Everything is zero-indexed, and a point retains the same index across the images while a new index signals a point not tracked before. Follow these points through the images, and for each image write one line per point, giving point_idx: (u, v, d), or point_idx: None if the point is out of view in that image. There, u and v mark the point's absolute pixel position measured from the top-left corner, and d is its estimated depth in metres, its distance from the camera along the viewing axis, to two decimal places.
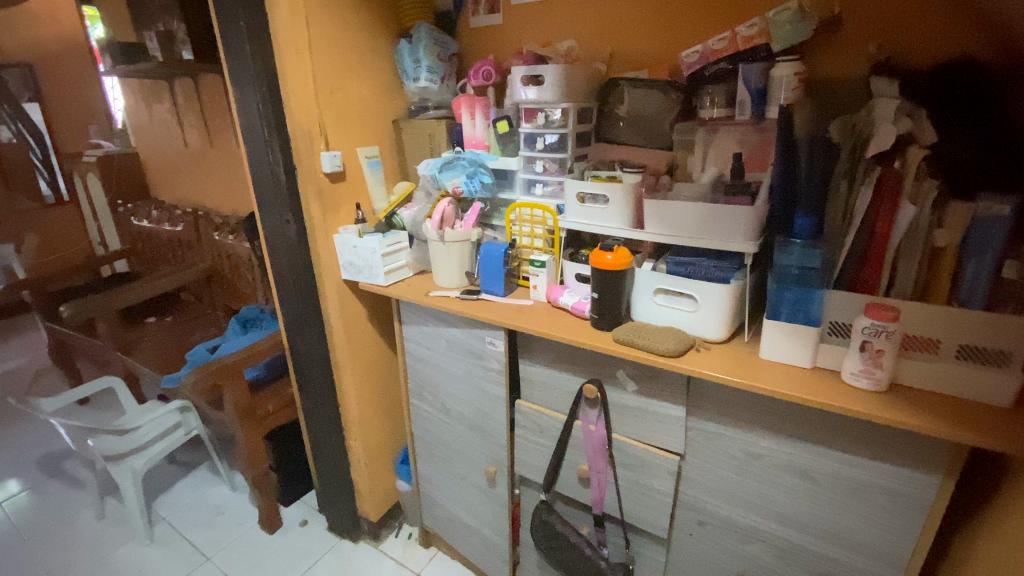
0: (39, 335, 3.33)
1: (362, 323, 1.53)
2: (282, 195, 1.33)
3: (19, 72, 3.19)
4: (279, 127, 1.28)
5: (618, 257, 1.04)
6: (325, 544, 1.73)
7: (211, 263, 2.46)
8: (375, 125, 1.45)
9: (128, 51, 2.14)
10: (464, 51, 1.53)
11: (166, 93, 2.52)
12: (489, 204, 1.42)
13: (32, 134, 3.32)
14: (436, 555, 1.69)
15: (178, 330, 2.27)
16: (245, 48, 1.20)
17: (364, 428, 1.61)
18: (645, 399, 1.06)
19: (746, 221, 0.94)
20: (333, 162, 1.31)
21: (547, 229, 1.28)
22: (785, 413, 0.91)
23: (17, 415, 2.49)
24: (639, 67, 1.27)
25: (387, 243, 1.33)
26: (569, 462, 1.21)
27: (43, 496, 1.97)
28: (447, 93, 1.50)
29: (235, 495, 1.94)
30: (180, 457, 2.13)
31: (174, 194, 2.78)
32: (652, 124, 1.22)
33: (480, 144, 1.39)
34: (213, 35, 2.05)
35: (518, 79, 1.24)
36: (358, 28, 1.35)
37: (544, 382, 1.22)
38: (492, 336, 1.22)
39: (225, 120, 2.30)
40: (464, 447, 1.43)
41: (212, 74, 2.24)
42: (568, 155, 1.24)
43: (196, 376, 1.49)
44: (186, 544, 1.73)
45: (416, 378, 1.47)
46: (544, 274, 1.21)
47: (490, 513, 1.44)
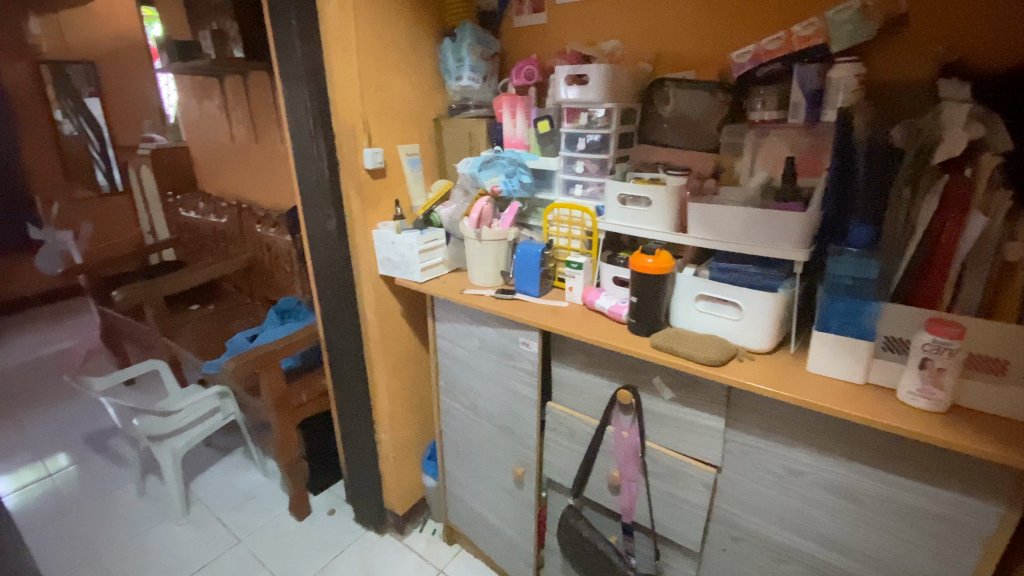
0: (89, 318, 3.51)
1: (396, 319, 1.55)
2: (324, 190, 1.36)
3: (83, 69, 3.38)
4: (325, 123, 1.31)
5: (660, 260, 1.02)
6: (351, 534, 1.76)
7: (252, 255, 2.53)
8: (416, 123, 1.47)
9: (184, 49, 2.23)
10: (507, 50, 1.53)
11: (216, 90, 2.61)
12: (527, 204, 1.41)
13: (91, 128, 3.49)
14: (459, 553, 1.69)
15: (219, 319, 2.35)
16: (296, 46, 1.22)
17: (393, 422, 1.62)
18: (681, 408, 1.03)
19: (797, 229, 0.90)
20: (375, 159, 1.33)
21: (585, 231, 1.26)
22: (831, 429, 0.87)
23: (69, 393, 2.62)
24: (685, 69, 1.24)
25: (424, 239, 1.34)
26: (600, 469, 1.20)
27: (89, 471, 2.07)
28: (488, 92, 1.50)
29: (267, 481, 1.99)
30: (217, 441, 2.20)
31: (220, 186, 2.89)
32: (697, 126, 1.20)
33: (519, 143, 1.38)
34: (262, 34, 2.11)
35: (562, 78, 1.22)
36: (404, 27, 1.36)
37: (576, 385, 1.20)
38: (526, 336, 1.21)
39: (270, 116, 2.37)
40: (493, 448, 1.42)
41: (259, 72, 2.32)
42: (609, 157, 1.22)
43: (236, 363, 1.54)
44: (219, 525, 1.79)
45: (447, 376, 1.48)
46: (581, 276, 1.20)
47: (517, 513, 1.43)
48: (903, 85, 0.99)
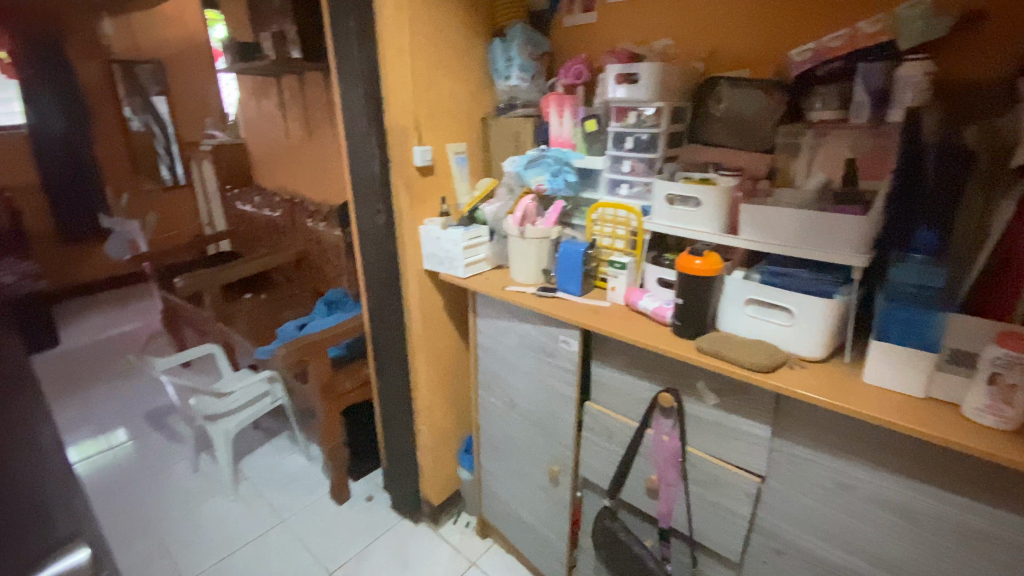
0: (152, 303, 3.73)
1: (439, 313, 1.58)
2: (375, 186, 1.41)
3: (151, 68, 3.60)
4: (377, 121, 1.36)
5: (708, 262, 1.00)
6: (387, 521, 1.81)
7: (302, 248, 2.64)
8: (464, 121, 1.50)
9: (246, 50, 2.34)
10: (556, 49, 1.53)
11: (274, 90, 2.73)
12: (571, 203, 1.42)
13: (157, 124, 3.71)
14: (491, 547, 1.71)
15: (270, 307, 2.46)
16: (354, 47, 1.28)
17: (432, 414, 1.65)
18: (725, 414, 1.01)
19: (856, 233, 0.87)
20: (424, 157, 1.36)
21: (630, 230, 1.25)
22: (885, 442, 0.84)
23: (132, 372, 2.81)
24: (739, 68, 1.22)
25: (468, 236, 1.36)
26: (638, 472, 1.20)
27: (148, 445, 2.21)
28: (536, 92, 1.50)
29: (310, 464, 2.07)
30: (265, 424, 2.31)
31: (274, 181, 3.01)
32: (750, 127, 1.16)
33: (565, 143, 1.38)
34: (319, 35, 2.20)
35: (613, 76, 1.21)
36: (456, 27, 1.39)
37: (616, 386, 1.19)
38: (566, 335, 1.22)
39: (324, 114, 2.47)
40: (529, 445, 1.43)
41: (315, 72, 2.41)
42: (658, 156, 1.21)
43: (287, 349, 1.61)
44: (265, 504, 1.88)
45: (485, 371, 1.50)
46: (624, 277, 1.19)
47: (551, 511, 1.44)
48: (975, 87, 0.93)
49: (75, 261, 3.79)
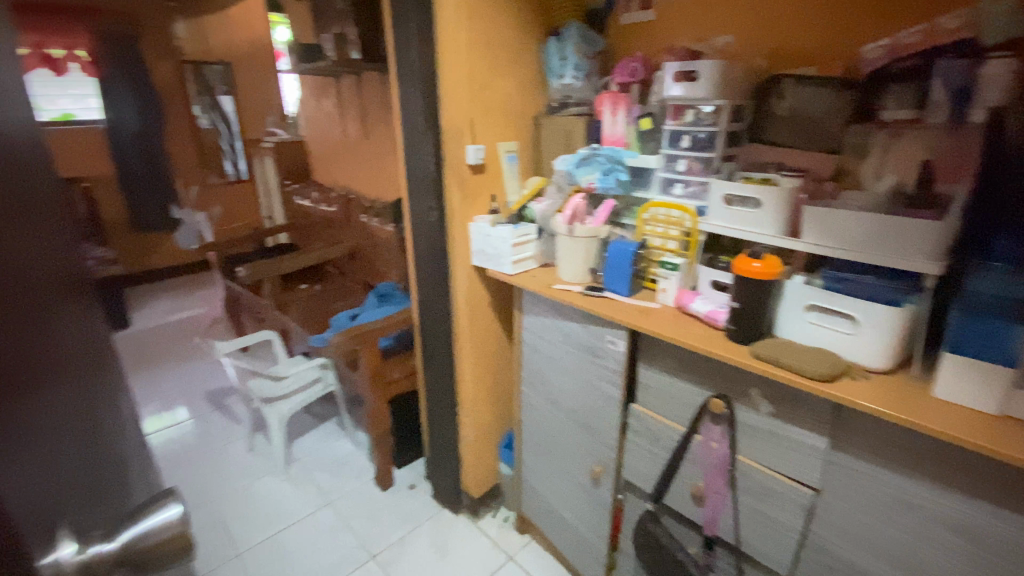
0: (214, 290, 3.97)
1: (485, 309, 1.61)
2: (429, 183, 1.45)
3: (221, 69, 3.85)
4: (433, 119, 1.39)
5: (767, 265, 0.98)
6: (428, 510, 1.86)
7: (355, 242, 2.74)
8: (517, 120, 1.51)
9: (309, 51, 2.46)
10: (612, 48, 1.52)
11: (333, 89, 2.85)
12: (622, 202, 1.41)
13: (223, 122, 3.97)
14: (529, 543, 1.73)
15: (324, 298, 2.57)
16: (414, 48, 1.31)
17: (475, 408, 1.68)
18: (778, 423, 0.98)
19: (930, 238, 0.82)
20: (477, 155, 1.39)
21: (683, 231, 1.23)
22: (952, 461, 0.79)
23: (196, 354, 2.99)
24: (803, 65, 1.18)
25: (517, 234, 1.38)
26: (683, 477, 1.18)
27: (209, 424, 2.35)
28: (589, 90, 1.49)
29: (356, 450, 2.15)
30: (316, 410, 2.42)
31: (330, 177, 3.15)
32: (816, 125, 1.12)
33: (618, 142, 1.37)
34: (378, 37, 2.28)
35: (670, 74, 1.20)
36: (513, 27, 1.41)
37: (662, 389, 1.18)
38: (613, 335, 1.21)
39: (380, 114, 2.56)
40: (572, 444, 1.43)
41: (372, 72, 2.50)
42: (716, 155, 1.18)
43: (339, 339, 1.68)
44: (313, 486, 1.96)
45: (529, 368, 1.51)
46: (676, 278, 1.18)
47: (591, 512, 1.43)
48: None
49: (148, 249, 4.07)
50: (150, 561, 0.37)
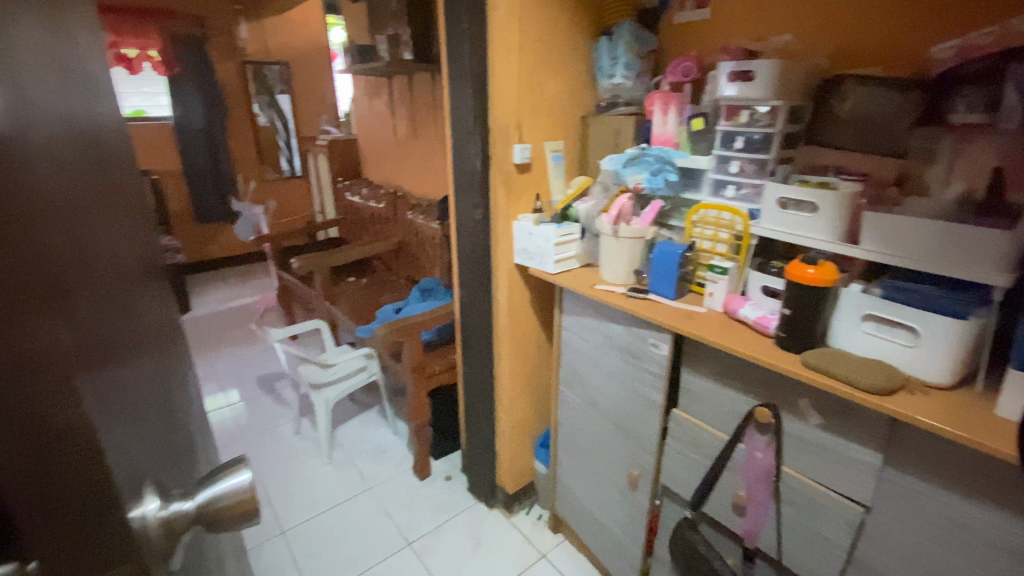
0: (268, 280, 4.17)
1: (526, 307, 1.62)
2: (475, 181, 1.47)
3: (279, 69, 4.08)
4: (482, 118, 1.41)
5: (822, 271, 0.94)
6: (463, 502, 1.89)
7: (401, 238, 2.82)
8: (565, 120, 1.52)
9: (363, 52, 2.54)
10: (664, 47, 1.50)
11: (385, 89, 2.94)
12: (669, 203, 1.39)
13: (280, 119, 4.21)
14: (563, 543, 1.73)
15: (370, 291, 2.66)
16: (465, 48, 1.34)
17: (513, 405, 1.70)
18: (829, 436, 0.95)
19: (1000, 249, 0.77)
20: (523, 154, 1.42)
21: (734, 234, 1.20)
22: (1016, 485, 0.74)
23: (250, 340, 3.16)
24: (869, 65, 1.13)
25: (560, 233, 1.38)
26: (726, 486, 1.16)
27: (260, 406, 2.48)
28: (640, 89, 1.48)
29: (396, 439, 2.22)
30: (359, 398, 2.51)
31: (380, 174, 3.26)
32: (878, 129, 1.06)
33: (667, 141, 1.35)
34: (430, 38, 2.33)
35: (725, 73, 1.17)
36: (564, 26, 1.41)
37: (705, 396, 1.15)
38: (656, 338, 1.19)
39: (429, 113, 2.62)
40: (610, 446, 1.42)
41: (423, 73, 2.57)
42: (770, 157, 1.15)
43: (384, 330, 1.73)
44: (354, 471, 2.04)
45: (568, 368, 1.51)
46: (724, 282, 1.15)
47: (627, 515, 1.42)
48: None
49: (209, 239, 4.31)
50: (220, 519, 0.41)
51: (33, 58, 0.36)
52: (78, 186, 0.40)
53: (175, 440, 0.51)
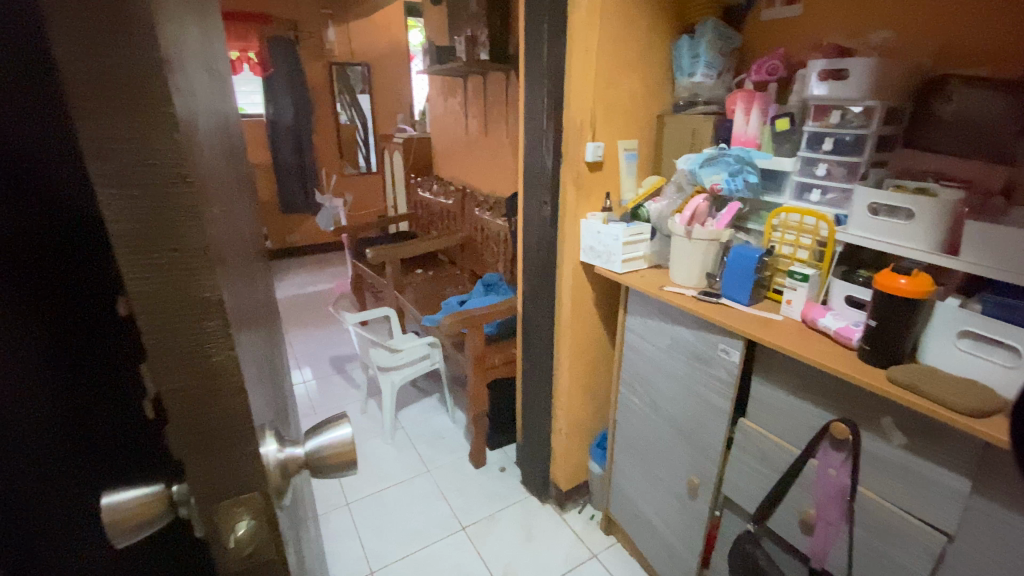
0: (341, 268, 4.42)
1: (590, 306, 1.62)
2: (546, 179, 1.50)
3: (362, 71, 4.38)
4: (557, 117, 1.43)
5: (916, 282, 0.88)
6: (517, 494, 1.93)
7: (468, 234, 2.90)
8: (640, 119, 1.51)
9: (442, 52, 2.62)
10: (749, 43, 1.45)
11: (460, 89, 3.04)
12: (748, 205, 1.35)
13: (360, 118, 4.50)
14: (615, 545, 1.72)
15: (436, 283, 2.76)
16: (544, 48, 1.36)
17: (571, 402, 1.71)
18: (913, 459, 0.89)
19: None
20: (595, 152, 1.41)
21: (817, 240, 1.15)
22: None
23: (324, 322, 3.37)
24: (978, 61, 1.03)
25: (629, 232, 1.37)
26: (793, 502, 1.11)
27: (330, 385, 2.64)
28: (721, 89, 1.45)
29: (454, 427, 2.29)
30: (420, 385, 2.61)
31: (451, 171, 3.38)
32: (984, 133, 0.98)
33: (750, 141, 1.30)
34: (507, 39, 2.38)
35: (815, 72, 1.13)
36: (644, 25, 1.40)
37: (776, 406, 1.11)
38: (727, 344, 1.16)
39: (501, 112, 2.69)
40: (670, 451, 1.40)
41: (497, 73, 2.63)
42: (862, 160, 1.10)
43: (449, 320, 1.80)
44: (414, 454, 2.13)
45: (629, 369, 1.50)
46: (804, 290, 1.10)
47: (683, 523, 1.40)
48: None
49: (291, 227, 4.63)
50: (322, 467, 0.45)
51: (196, 54, 0.42)
52: (223, 168, 0.46)
53: (280, 398, 0.57)
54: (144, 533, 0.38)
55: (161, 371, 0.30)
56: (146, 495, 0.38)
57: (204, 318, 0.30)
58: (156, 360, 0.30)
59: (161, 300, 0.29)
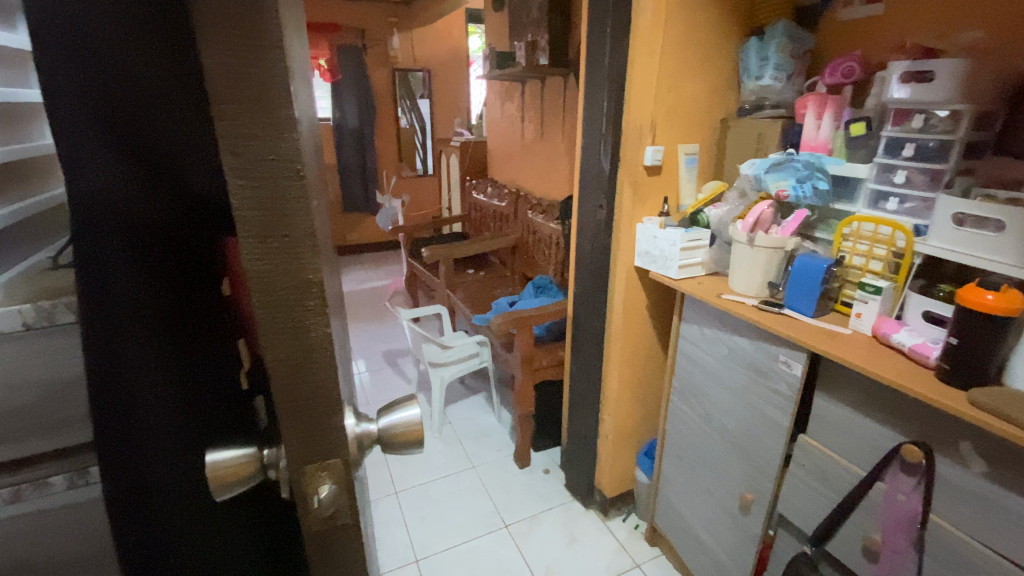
0: (396, 267, 4.58)
1: (642, 312, 1.61)
2: (602, 182, 1.50)
3: (423, 77, 4.54)
4: (617, 120, 1.43)
5: (1004, 299, 0.82)
6: (560, 497, 1.93)
7: (520, 237, 2.94)
8: (702, 123, 1.48)
9: (501, 58, 2.68)
10: (823, 45, 1.40)
11: (517, 94, 3.08)
12: (816, 213, 1.30)
13: (419, 122, 4.65)
14: (659, 557, 1.69)
15: (487, 284, 2.81)
16: (607, 52, 1.37)
17: (619, 408, 1.69)
18: (995, 489, 0.82)
19: None
20: (655, 156, 1.40)
21: (893, 250, 1.09)
22: None
23: (379, 317, 3.50)
24: None
25: (687, 238, 1.35)
26: (855, 527, 1.06)
27: (382, 378, 2.74)
28: (790, 92, 1.40)
29: (499, 426, 2.33)
30: (469, 383, 2.66)
31: (505, 174, 3.43)
32: None
33: (820, 147, 1.26)
34: (567, 44, 2.40)
35: (897, 74, 1.08)
36: (709, 28, 1.38)
37: (840, 424, 1.06)
38: (788, 356, 1.12)
39: (558, 117, 2.71)
40: (722, 465, 1.36)
41: (555, 77, 2.65)
42: (946, 168, 1.04)
43: (500, 319, 1.83)
44: (461, 449, 2.18)
45: (682, 378, 1.47)
46: (875, 303, 1.05)
47: (734, 539, 1.35)
48: None
49: (352, 226, 4.84)
50: (392, 444, 0.48)
51: (301, 65, 0.47)
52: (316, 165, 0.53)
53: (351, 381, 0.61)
54: (237, 491, 0.43)
55: (269, 344, 0.34)
56: (241, 456, 0.42)
57: (308, 297, 0.34)
58: (264, 333, 0.34)
59: (272, 281, 0.33)
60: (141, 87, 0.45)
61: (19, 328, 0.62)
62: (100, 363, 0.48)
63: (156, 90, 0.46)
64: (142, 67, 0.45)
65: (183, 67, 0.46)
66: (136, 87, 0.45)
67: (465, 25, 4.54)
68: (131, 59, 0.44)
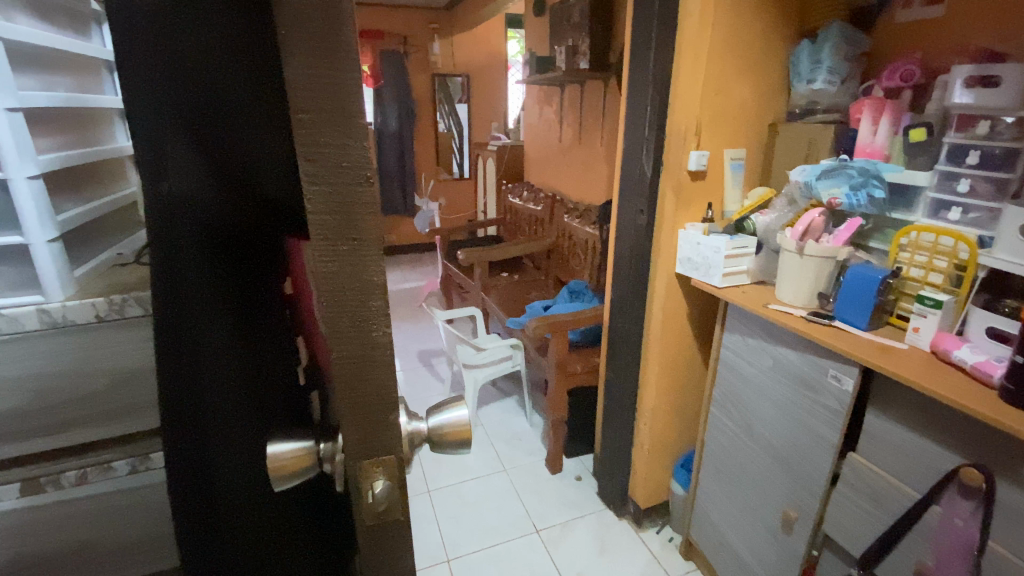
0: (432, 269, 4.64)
1: (682, 320, 1.57)
2: (644, 188, 1.48)
3: (462, 82, 4.60)
4: (660, 124, 1.41)
5: None
6: (592, 505, 1.91)
7: (555, 241, 2.93)
8: (748, 128, 1.45)
9: (541, 62, 2.69)
10: (879, 48, 1.34)
11: (555, 98, 3.09)
12: (871, 222, 1.25)
13: (457, 126, 4.72)
14: (693, 572, 1.64)
15: (522, 287, 2.82)
16: (651, 54, 1.35)
17: (655, 417, 1.66)
18: None
19: None
20: (699, 161, 1.37)
21: (955, 262, 1.03)
22: None
23: (415, 318, 3.56)
24: None
25: (732, 245, 1.32)
26: (907, 552, 1.01)
27: (418, 377, 2.79)
28: (844, 96, 1.35)
29: (532, 430, 2.32)
30: (501, 386, 2.67)
31: (542, 178, 3.43)
32: None
33: (876, 152, 1.20)
34: (608, 47, 2.38)
35: (959, 78, 1.03)
36: (758, 32, 1.35)
37: (892, 444, 1.01)
38: (838, 370, 1.08)
39: (597, 121, 2.69)
40: (764, 481, 1.32)
41: (595, 81, 2.64)
42: (1013, 177, 0.98)
43: (536, 323, 1.83)
44: (493, 451, 2.19)
45: (723, 389, 1.44)
46: (935, 318, 1.00)
47: (775, 558, 1.31)
48: None
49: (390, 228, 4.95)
50: (442, 443, 0.49)
51: None
52: None
53: None
54: (293, 482, 0.44)
55: (335, 341, 0.36)
56: (299, 449, 0.43)
57: (371, 298, 0.35)
58: (330, 330, 0.35)
59: (338, 281, 0.34)
60: (222, 95, 0.48)
61: (93, 319, 0.69)
62: (173, 354, 0.51)
63: (238, 97, 0.49)
64: (225, 75, 0.47)
65: (263, 75, 0.49)
66: (218, 96, 0.48)
67: (504, 30, 4.57)
68: (215, 69, 0.47)
